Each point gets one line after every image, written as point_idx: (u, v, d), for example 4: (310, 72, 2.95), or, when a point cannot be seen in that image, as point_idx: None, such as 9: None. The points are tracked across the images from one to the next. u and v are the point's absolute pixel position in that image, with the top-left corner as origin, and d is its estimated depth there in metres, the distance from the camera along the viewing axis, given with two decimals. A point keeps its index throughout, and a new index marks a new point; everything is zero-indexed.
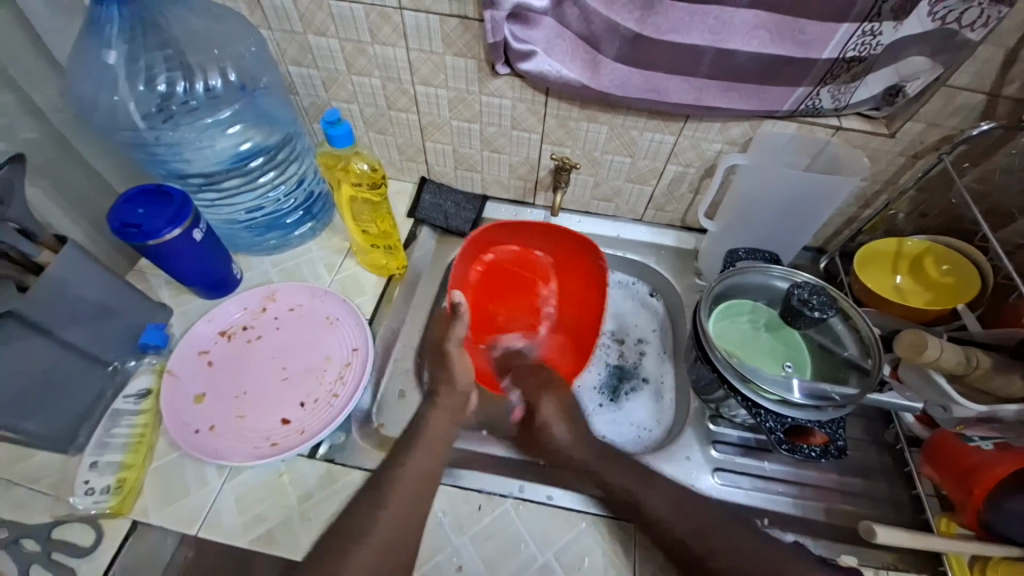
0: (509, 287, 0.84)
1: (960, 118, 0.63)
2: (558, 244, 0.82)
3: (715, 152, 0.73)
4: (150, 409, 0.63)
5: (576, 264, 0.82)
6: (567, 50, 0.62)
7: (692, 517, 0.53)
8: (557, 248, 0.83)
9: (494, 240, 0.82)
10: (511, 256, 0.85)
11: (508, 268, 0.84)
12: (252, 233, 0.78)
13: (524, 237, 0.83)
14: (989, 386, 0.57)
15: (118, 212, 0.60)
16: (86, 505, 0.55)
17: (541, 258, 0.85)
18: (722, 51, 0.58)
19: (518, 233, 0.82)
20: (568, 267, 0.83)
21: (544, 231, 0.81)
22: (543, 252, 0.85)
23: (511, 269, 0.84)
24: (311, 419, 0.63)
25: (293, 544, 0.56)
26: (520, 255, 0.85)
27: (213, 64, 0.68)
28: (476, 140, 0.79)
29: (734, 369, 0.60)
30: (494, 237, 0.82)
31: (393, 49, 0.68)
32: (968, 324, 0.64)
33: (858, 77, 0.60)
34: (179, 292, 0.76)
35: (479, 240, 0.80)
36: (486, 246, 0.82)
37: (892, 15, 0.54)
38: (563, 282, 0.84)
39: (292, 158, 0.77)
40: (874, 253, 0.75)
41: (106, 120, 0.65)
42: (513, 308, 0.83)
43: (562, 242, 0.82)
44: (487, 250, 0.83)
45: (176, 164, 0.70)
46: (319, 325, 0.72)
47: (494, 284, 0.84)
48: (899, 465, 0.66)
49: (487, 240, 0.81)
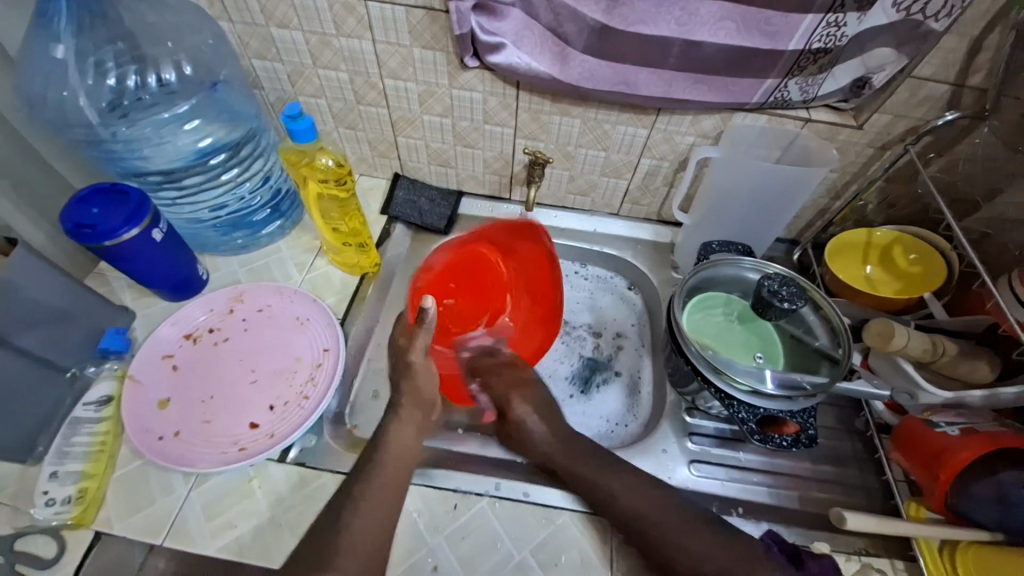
0: (489, 296, 0.80)
1: (926, 108, 0.63)
2: (547, 292, 0.78)
3: (688, 145, 0.72)
4: (112, 416, 0.61)
5: (549, 302, 0.78)
6: (536, 43, 0.61)
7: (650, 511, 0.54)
8: (545, 293, 0.78)
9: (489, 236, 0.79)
10: (515, 269, 0.80)
11: (499, 274, 0.81)
12: (218, 232, 0.76)
13: (512, 245, 0.80)
14: (957, 372, 0.59)
15: (72, 212, 0.58)
16: (46, 517, 0.53)
17: (528, 287, 0.80)
18: (689, 42, 0.58)
19: (533, 254, 0.78)
20: (537, 311, 0.79)
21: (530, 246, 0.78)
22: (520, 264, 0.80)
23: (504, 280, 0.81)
24: (280, 422, 0.62)
25: (266, 552, 0.55)
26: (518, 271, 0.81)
27: (167, 57, 0.67)
28: (448, 134, 0.78)
29: (706, 361, 0.60)
30: (514, 240, 0.79)
31: (360, 42, 0.67)
32: (935, 312, 0.65)
33: (825, 69, 0.60)
34: (142, 295, 0.73)
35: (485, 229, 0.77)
36: (504, 244, 0.80)
37: (856, 6, 0.54)
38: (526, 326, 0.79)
39: (257, 153, 0.75)
40: (845, 244, 0.75)
41: (55, 116, 0.62)
42: (467, 303, 0.79)
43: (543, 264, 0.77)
44: (504, 250, 0.80)
45: (134, 162, 0.67)
46: (289, 326, 0.70)
47: (474, 275, 0.80)
48: (870, 452, 0.67)
49: (502, 235, 0.79)
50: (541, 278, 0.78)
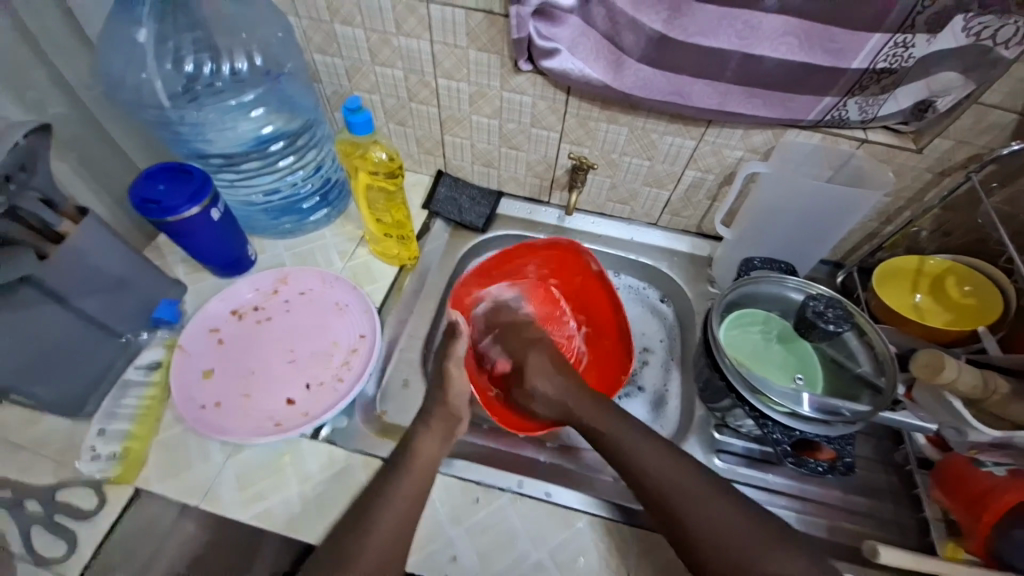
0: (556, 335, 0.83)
1: (990, 136, 0.61)
2: (611, 330, 0.80)
3: (735, 159, 0.72)
4: (159, 381, 0.64)
5: (613, 323, 0.80)
6: (592, 49, 0.61)
7: (672, 483, 0.52)
8: (610, 332, 0.80)
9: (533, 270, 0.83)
10: (579, 309, 0.84)
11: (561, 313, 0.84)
12: (268, 216, 0.80)
13: (567, 277, 0.83)
14: (1005, 412, 0.55)
15: (139, 187, 0.61)
16: (90, 471, 0.57)
17: (589, 322, 0.83)
18: (749, 56, 0.57)
19: (584, 284, 0.82)
20: (604, 354, 0.80)
21: (583, 277, 0.82)
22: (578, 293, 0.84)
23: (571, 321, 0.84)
24: (315, 402, 0.64)
25: (293, 524, 0.57)
26: (582, 312, 0.84)
27: (240, 48, 0.70)
28: (495, 135, 0.79)
29: (742, 379, 0.59)
30: (561, 274, 0.83)
31: (418, 41, 0.68)
32: (988, 347, 0.62)
33: (887, 89, 0.59)
34: (193, 270, 0.77)
35: (531, 260, 0.82)
36: (558, 280, 0.85)
37: (925, 28, 0.53)
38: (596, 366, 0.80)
39: (312, 144, 0.79)
40: (893, 270, 0.73)
41: (132, 96, 0.66)
42: None
43: (598, 291, 0.81)
44: (559, 284, 0.85)
45: (198, 145, 0.71)
46: (328, 311, 0.72)
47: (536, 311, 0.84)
48: (908, 487, 0.64)
49: (549, 269, 0.83)
50: (600, 304, 0.81)
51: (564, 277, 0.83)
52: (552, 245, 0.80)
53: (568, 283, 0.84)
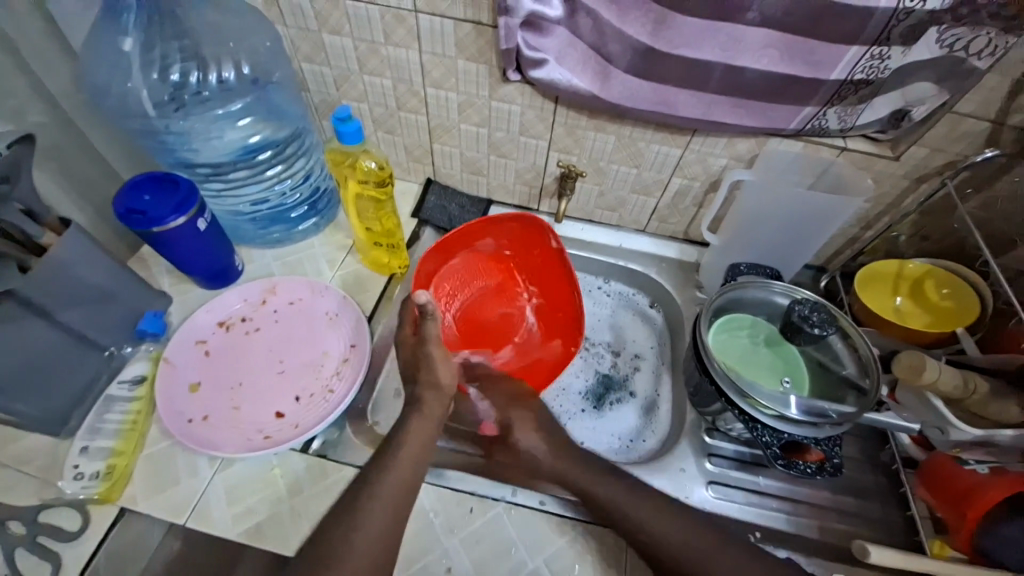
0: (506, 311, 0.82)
1: (964, 144, 0.63)
2: (563, 302, 0.79)
3: (721, 166, 0.73)
4: (144, 396, 0.63)
5: (565, 298, 0.79)
6: (579, 60, 0.62)
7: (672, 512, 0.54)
8: (563, 304, 0.79)
9: (487, 240, 0.81)
10: (530, 280, 0.83)
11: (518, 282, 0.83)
12: (256, 226, 0.79)
13: (522, 249, 0.82)
14: (986, 411, 0.57)
15: (124, 198, 0.60)
16: (74, 490, 0.55)
17: (544, 294, 0.82)
18: (731, 68, 0.59)
19: (542, 259, 0.80)
20: (555, 323, 0.80)
21: (537, 251, 0.80)
22: (534, 264, 0.82)
23: (520, 293, 0.83)
24: (305, 413, 0.63)
25: (283, 539, 0.56)
26: (534, 282, 0.83)
27: (227, 57, 0.70)
28: (484, 144, 0.80)
29: (732, 383, 0.59)
30: (519, 247, 0.82)
31: (407, 51, 0.69)
32: (967, 347, 0.64)
33: (866, 99, 0.61)
34: (180, 281, 0.75)
35: (490, 233, 0.80)
36: (516, 253, 0.83)
37: (900, 41, 0.55)
38: (548, 336, 0.80)
39: (301, 152, 0.78)
40: (874, 274, 0.75)
41: (117, 105, 0.66)
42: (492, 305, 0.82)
43: (552, 264, 0.79)
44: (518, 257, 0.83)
45: (184, 154, 0.71)
46: (317, 320, 0.72)
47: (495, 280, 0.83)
48: (895, 486, 0.66)
49: (506, 241, 0.81)
50: (554, 277, 0.79)
51: (519, 249, 0.81)
52: (518, 220, 0.78)
53: (523, 255, 0.82)
